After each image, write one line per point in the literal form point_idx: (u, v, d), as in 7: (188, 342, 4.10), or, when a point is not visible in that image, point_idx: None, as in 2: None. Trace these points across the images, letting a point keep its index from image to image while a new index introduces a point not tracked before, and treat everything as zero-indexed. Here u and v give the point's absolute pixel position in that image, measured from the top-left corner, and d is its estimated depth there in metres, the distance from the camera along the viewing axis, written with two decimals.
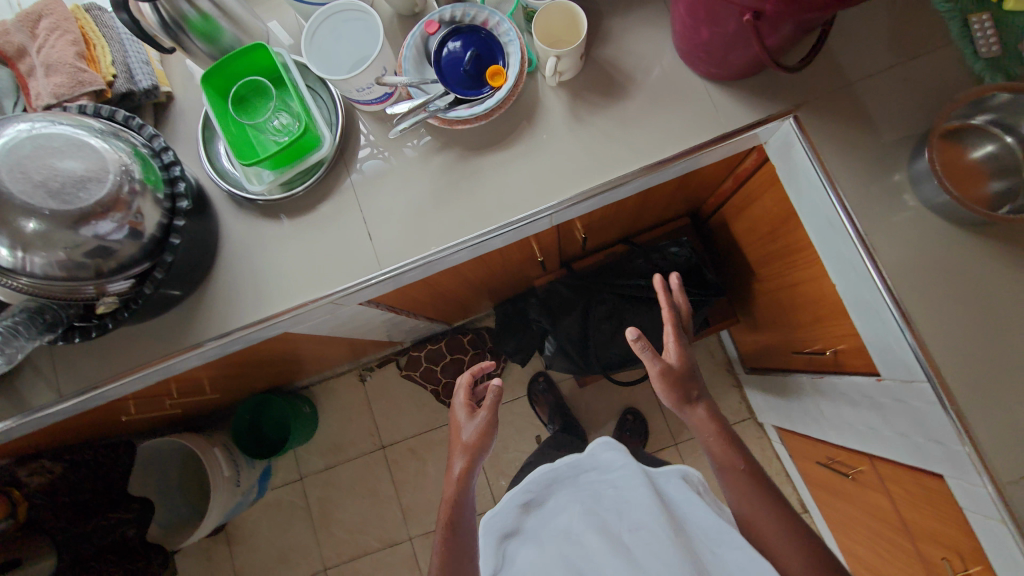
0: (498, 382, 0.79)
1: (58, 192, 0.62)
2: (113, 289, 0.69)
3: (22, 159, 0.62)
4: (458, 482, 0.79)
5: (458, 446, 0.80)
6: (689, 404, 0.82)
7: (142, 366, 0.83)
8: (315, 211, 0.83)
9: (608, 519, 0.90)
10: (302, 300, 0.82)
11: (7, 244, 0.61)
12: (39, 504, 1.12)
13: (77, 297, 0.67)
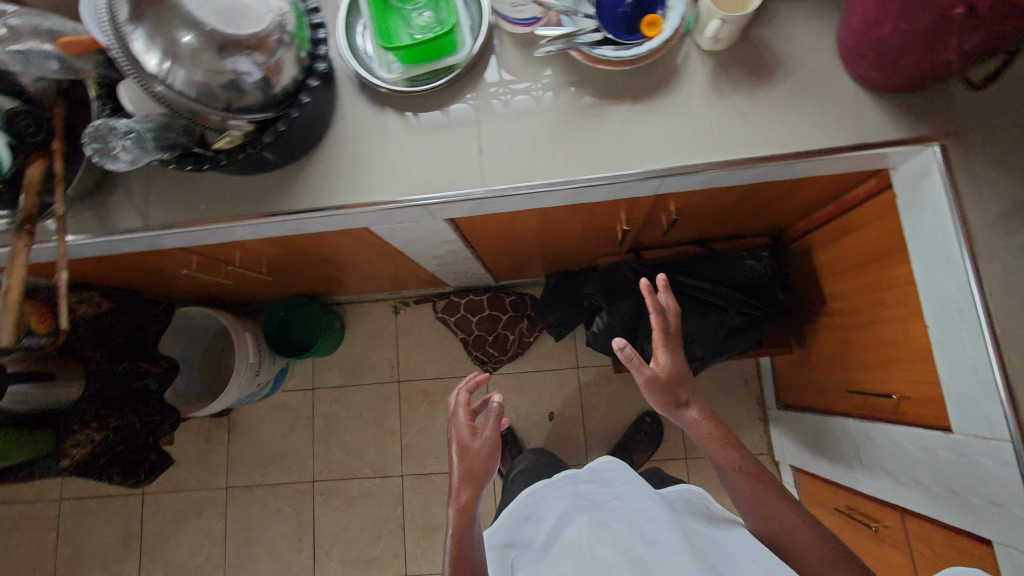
0: (498, 399, 0.80)
1: (223, 13, 0.62)
2: (235, 126, 0.69)
3: None
4: (462, 515, 0.79)
5: (463, 467, 0.80)
6: (680, 408, 0.81)
7: (229, 218, 0.85)
8: (432, 114, 0.83)
9: (612, 520, 0.83)
10: (396, 196, 0.82)
11: (158, 52, 0.62)
12: (79, 333, 1.13)
13: (202, 122, 0.68)
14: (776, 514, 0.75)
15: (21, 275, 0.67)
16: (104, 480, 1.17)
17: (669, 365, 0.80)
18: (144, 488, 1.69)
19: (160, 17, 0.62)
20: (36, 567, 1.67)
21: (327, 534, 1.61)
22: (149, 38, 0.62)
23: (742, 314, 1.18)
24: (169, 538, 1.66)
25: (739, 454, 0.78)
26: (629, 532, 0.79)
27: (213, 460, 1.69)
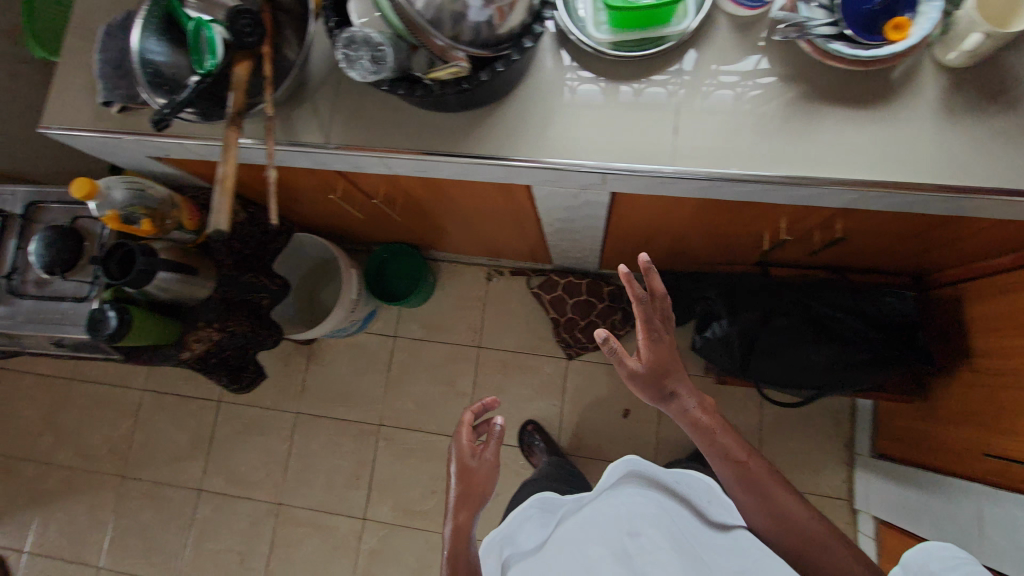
0: (501, 423, 0.89)
1: None
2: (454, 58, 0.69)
3: None
4: (458, 534, 0.85)
5: (463, 479, 0.88)
6: (668, 400, 0.82)
7: (407, 149, 0.85)
8: (632, 83, 0.81)
9: (600, 513, 0.82)
10: (580, 159, 0.81)
11: None
12: (217, 236, 1.18)
13: (429, 48, 0.68)
14: (757, 495, 0.80)
15: (235, 163, 0.70)
16: (213, 380, 1.24)
17: (649, 360, 0.79)
18: (219, 396, 1.74)
19: None
20: (109, 447, 1.75)
21: (383, 478, 1.63)
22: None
23: (874, 354, 1.08)
24: (234, 448, 1.70)
25: (720, 441, 0.82)
26: (616, 525, 0.78)
27: (287, 383, 1.72)
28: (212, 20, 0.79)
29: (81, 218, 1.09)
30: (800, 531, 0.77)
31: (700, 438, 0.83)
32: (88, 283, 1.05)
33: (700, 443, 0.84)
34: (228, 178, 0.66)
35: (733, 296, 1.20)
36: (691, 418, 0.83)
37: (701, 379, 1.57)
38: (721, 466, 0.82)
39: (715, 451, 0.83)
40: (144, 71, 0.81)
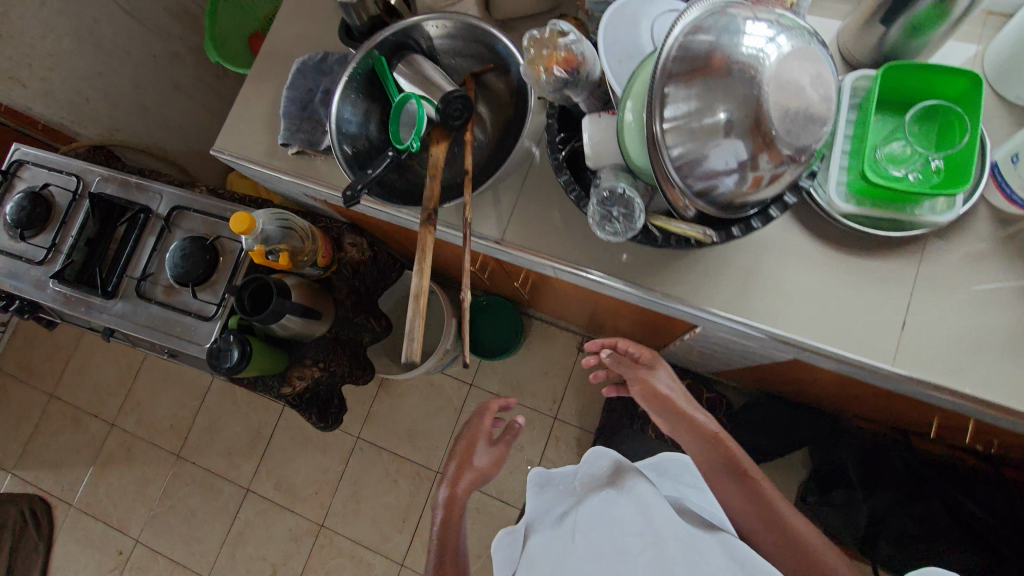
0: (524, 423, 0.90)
1: (769, 114, 0.53)
2: (689, 212, 0.62)
3: (791, 68, 0.52)
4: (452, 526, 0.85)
5: (476, 458, 0.89)
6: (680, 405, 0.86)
7: (590, 268, 0.78)
8: (861, 260, 0.72)
9: (591, 511, 0.73)
10: (782, 328, 0.72)
11: (674, 115, 0.56)
12: (342, 274, 1.16)
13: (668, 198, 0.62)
14: (767, 513, 0.75)
15: (428, 274, 0.65)
16: (303, 416, 1.19)
17: (667, 374, 0.90)
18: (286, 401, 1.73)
19: (710, 87, 0.55)
20: (172, 425, 1.77)
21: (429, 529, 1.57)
22: (657, 95, 0.57)
23: None
24: (291, 458, 1.69)
25: (730, 454, 0.80)
26: (613, 525, 0.71)
27: (356, 406, 1.69)
28: (422, 96, 0.76)
29: (221, 234, 1.07)
30: (805, 544, 0.71)
31: (706, 453, 0.82)
32: (215, 304, 1.03)
33: (707, 461, 0.81)
34: (423, 293, 0.62)
35: (871, 467, 1.13)
36: (709, 432, 0.82)
37: None
38: (727, 481, 0.79)
39: (722, 463, 0.79)
40: (337, 133, 0.77)
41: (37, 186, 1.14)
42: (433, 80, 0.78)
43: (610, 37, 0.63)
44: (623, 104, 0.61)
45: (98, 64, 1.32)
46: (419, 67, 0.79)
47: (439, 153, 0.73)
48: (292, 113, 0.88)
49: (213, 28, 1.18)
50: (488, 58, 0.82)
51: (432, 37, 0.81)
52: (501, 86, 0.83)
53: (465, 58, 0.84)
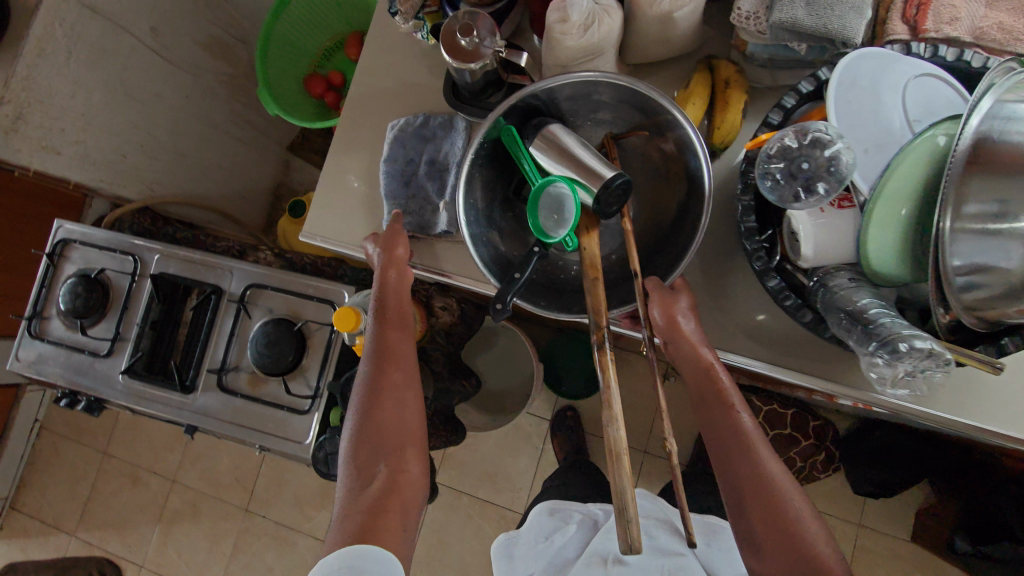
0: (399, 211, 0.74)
1: None
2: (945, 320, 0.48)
3: None
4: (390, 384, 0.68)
5: (387, 234, 0.73)
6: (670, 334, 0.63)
7: (776, 369, 0.70)
8: None
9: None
10: (1009, 429, 0.64)
11: (968, 213, 0.43)
12: (437, 341, 1.04)
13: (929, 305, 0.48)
14: (751, 468, 0.59)
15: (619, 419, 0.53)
16: None
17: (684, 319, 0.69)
18: None
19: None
20: (236, 478, 1.70)
21: None
22: (946, 192, 0.44)
23: None
24: None
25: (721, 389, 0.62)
26: None
27: None
28: (576, 180, 0.63)
29: (304, 315, 0.96)
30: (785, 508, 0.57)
31: (697, 383, 0.63)
32: (309, 397, 0.93)
33: (696, 392, 0.64)
34: (623, 452, 0.51)
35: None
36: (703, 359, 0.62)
37: (905, 545, 1.35)
38: (718, 419, 0.61)
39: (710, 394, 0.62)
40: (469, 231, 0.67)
41: (91, 270, 1.03)
42: (578, 155, 0.64)
43: (842, 114, 0.51)
44: (879, 188, 0.49)
45: (132, 115, 1.18)
46: (560, 139, 0.65)
47: (594, 250, 0.63)
48: (395, 190, 0.77)
49: (266, 74, 1.04)
50: (635, 118, 0.67)
51: (564, 97, 0.66)
52: (651, 148, 0.69)
53: (604, 115, 0.69)
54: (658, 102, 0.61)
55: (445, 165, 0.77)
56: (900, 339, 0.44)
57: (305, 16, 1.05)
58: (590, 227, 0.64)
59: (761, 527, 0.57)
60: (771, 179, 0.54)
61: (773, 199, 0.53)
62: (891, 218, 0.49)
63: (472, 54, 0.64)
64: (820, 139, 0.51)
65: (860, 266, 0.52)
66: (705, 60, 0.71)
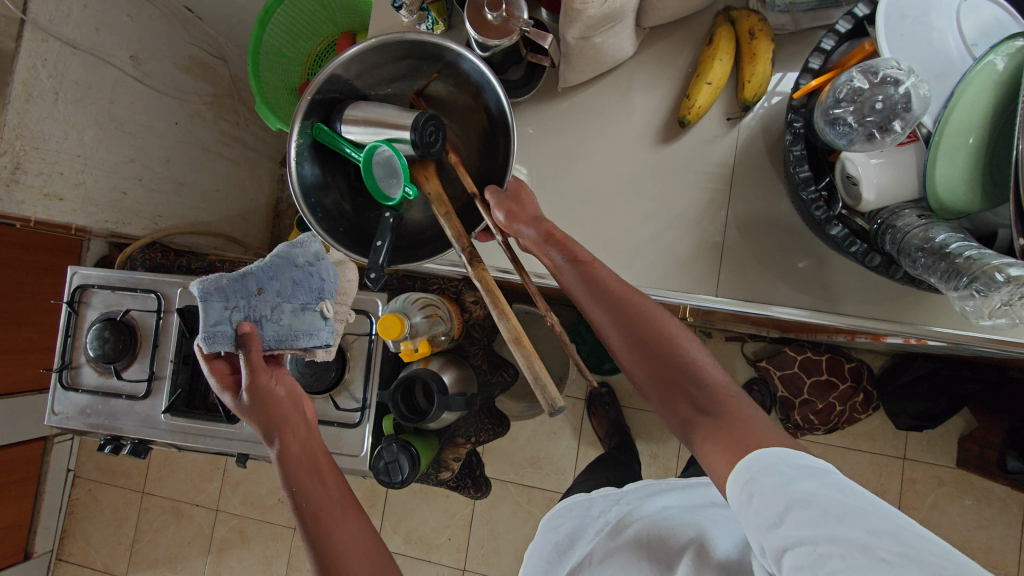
0: (246, 327, 0.62)
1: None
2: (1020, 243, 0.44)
3: None
4: (340, 537, 0.57)
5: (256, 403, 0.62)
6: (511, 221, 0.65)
7: (836, 318, 0.68)
8: None
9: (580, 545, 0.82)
10: None
11: None
12: (473, 337, 1.02)
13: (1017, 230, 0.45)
14: (644, 318, 0.58)
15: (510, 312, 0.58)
16: (460, 491, 1.13)
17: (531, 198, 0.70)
18: None
19: None
20: (279, 498, 1.69)
21: None
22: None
23: None
24: (413, 508, 1.59)
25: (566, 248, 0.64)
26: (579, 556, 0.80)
27: None
28: (389, 137, 0.66)
29: None
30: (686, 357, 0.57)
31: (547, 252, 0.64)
32: (358, 409, 0.91)
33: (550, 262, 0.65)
34: (522, 335, 0.55)
35: None
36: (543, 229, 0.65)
37: (951, 471, 1.37)
38: (584, 292, 0.61)
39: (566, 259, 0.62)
40: (301, 190, 0.67)
41: (115, 312, 1.01)
42: (390, 116, 0.65)
43: (896, 48, 0.50)
44: (948, 122, 0.48)
45: (126, 149, 1.15)
46: (365, 110, 0.66)
47: (439, 188, 0.68)
48: (226, 293, 0.64)
49: (258, 88, 1.00)
50: (423, 67, 0.70)
51: (354, 75, 0.68)
52: (453, 91, 0.71)
53: (400, 80, 0.71)
54: (431, 41, 0.65)
55: (290, 260, 0.70)
56: (996, 272, 0.43)
57: (290, 21, 1.02)
58: (427, 168, 0.69)
59: (649, 374, 0.57)
60: (842, 125, 0.52)
61: (844, 144, 0.52)
62: (961, 148, 0.48)
63: (501, 28, 0.62)
64: (892, 77, 0.49)
65: (927, 202, 0.51)
66: (725, 13, 0.70)
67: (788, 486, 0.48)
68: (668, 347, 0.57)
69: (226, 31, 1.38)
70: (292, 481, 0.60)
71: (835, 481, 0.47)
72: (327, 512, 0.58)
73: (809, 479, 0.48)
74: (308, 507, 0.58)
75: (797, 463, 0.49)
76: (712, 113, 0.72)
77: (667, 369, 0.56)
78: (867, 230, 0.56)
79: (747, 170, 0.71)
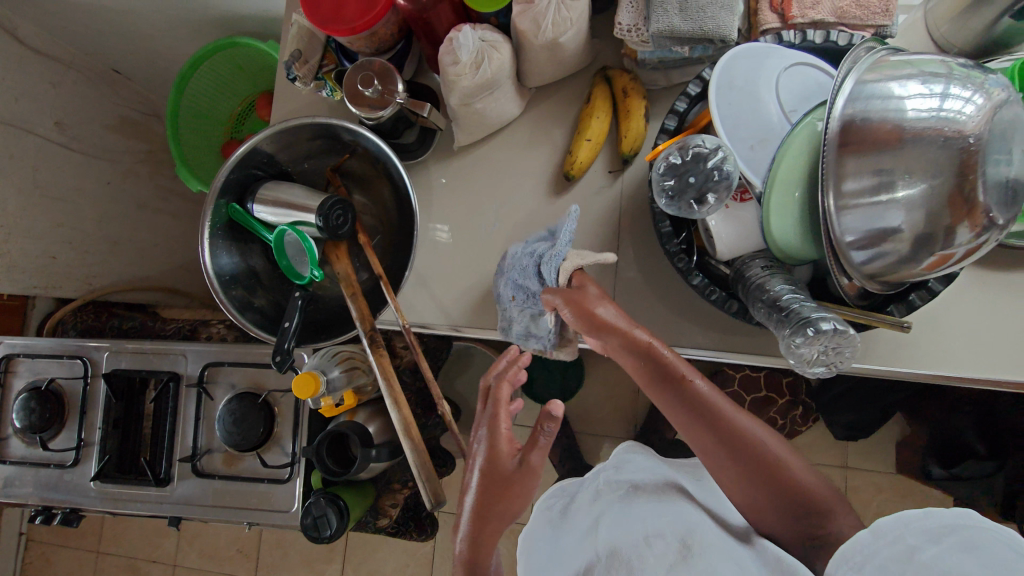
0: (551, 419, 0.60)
1: (984, 185, 0.43)
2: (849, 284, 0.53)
3: (1000, 137, 0.43)
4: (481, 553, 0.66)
5: (496, 452, 0.66)
6: (603, 333, 0.60)
7: (731, 353, 0.71)
8: (1013, 275, 0.66)
9: (577, 521, 0.72)
10: (954, 374, 0.66)
11: (853, 190, 0.47)
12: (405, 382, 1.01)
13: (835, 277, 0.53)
14: (737, 436, 0.56)
15: (404, 400, 0.68)
16: (404, 536, 1.13)
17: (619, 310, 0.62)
18: None
19: (891, 164, 0.45)
20: (238, 549, 1.66)
21: None
22: (827, 174, 0.47)
23: None
24: (373, 550, 1.58)
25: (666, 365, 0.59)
26: (577, 533, 0.70)
27: None
28: (296, 220, 0.70)
29: (267, 384, 0.95)
30: (776, 465, 0.56)
31: (639, 368, 0.59)
32: (287, 464, 0.93)
33: (640, 375, 0.60)
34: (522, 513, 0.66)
35: (992, 428, 1.09)
36: (642, 347, 0.59)
37: (891, 477, 1.41)
38: (673, 407, 0.58)
39: (660, 374, 0.58)
40: (216, 278, 0.70)
41: (41, 381, 1.01)
42: (299, 198, 0.71)
43: (726, 115, 0.55)
44: (776, 182, 0.51)
45: (54, 214, 1.15)
46: (273, 193, 0.71)
47: (348, 268, 0.71)
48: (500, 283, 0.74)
49: (179, 152, 1.02)
50: (336, 147, 0.75)
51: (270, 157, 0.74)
52: (363, 163, 0.76)
53: (316, 157, 0.77)
54: (330, 125, 0.69)
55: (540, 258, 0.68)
56: (807, 327, 0.47)
57: (207, 84, 1.05)
58: (338, 247, 0.72)
59: (755, 493, 0.56)
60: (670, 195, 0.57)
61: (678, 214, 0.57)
62: (793, 205, 0.51)
63: (378, 101, 0.66)
64: (700, 153, 0.54)
65: (771, 253, 0.56)
66: (601, 72, 0.74)
67: (903, 558, 0.39)
68: (762, 464, 0.55)
69: (157, 88, 1.39)
70: (481, 509, 0.65)
71: (973, 540, 0.38)
72: (495, 519, 0.65)
73: (928, 544, 0.39)
74: (478, 529, 0.65)
75: (918, 527, 0.40)
76: (597, 166, 0.75)
77: (772, 489, 0.56)
78: (728, 276, 0.60)
79: (634, 218, 0.74)
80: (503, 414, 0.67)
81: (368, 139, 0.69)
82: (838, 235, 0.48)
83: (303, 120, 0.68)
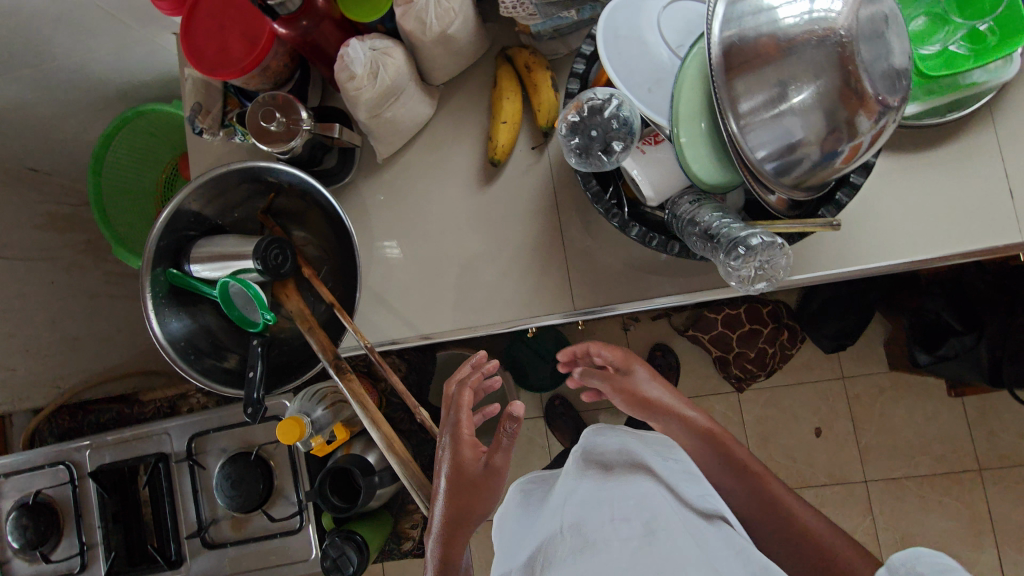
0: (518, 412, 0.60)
1: (866, 71, 0.45)
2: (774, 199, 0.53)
3: (868, 24, 0.45)
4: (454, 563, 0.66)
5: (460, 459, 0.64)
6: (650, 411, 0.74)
7: (695, 292, 0.71)
8: (933, 153, 0.68)
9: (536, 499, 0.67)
10: (901, 259, 0.68)
11: (752, 106, 0.47)
12: (394, 404, 1.00)
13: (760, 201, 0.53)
14: (777, 502, 0.68)
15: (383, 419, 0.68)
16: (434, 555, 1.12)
17: (648, 373, 0.75)
18: None
19: (779, 74, 0.46)
20: None
21: None
22: (722, 97, 0.48)
23: None
24: None
25: (724, 446, 0.72)
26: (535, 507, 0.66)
27: None
28: (236, 269, 0.70)
29: (256, 440, 0.94)
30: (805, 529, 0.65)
31: (695, 443, 0.72)
32: (295, 512, 0.92)
33: (698, 453, 0.73)
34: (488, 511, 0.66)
35: (964, 303, 1.13)
36: (700, 429, 0.73)
37: (887, 376, 1.44)
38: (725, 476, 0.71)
39: (717, 457, 0.71)
40: (170, 347, 0.69)
41: (28, 496, 0.98)
42: (234, 247, 0.70)
43: (618, 65, 0.56)
44: (680, 117, 0.52)
45: (4, 326, 1.12)
46: (208, 248, 0.70)
47: (300, 304, 0.71)
48: None
49: (112, 233, 1.01)
50: (260, 189, 0.75)
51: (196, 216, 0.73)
52: (290, 198, 0.76)
53: (243, 205, 0.76)
54: (246, 168, 0.69)
55: None
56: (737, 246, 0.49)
57: (124, 159, 1.03)
58: (286, 285, 0.72)
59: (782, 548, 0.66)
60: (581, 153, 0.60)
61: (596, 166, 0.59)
62: (701, 136, 0.52)
63: (285, 134, 0.66)
64: (595, 105, 0.58)
65: (695, 188, 0.57)
66: (501, 53, 0.75)
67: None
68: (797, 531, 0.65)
69: (81, 176, 1.37)
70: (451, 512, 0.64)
71: None
72: (468, 519, 0.64)
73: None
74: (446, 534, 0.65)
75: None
76: (520, 147, 0.76)
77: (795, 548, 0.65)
78: (664, 221, 0.61)
79: (568, 186, 0.74)
80: (466, 418, 0.66)
81: (287, 174, 0.69)
82: (749, 154, 0.49)
83: (216, 172, 0.67)
